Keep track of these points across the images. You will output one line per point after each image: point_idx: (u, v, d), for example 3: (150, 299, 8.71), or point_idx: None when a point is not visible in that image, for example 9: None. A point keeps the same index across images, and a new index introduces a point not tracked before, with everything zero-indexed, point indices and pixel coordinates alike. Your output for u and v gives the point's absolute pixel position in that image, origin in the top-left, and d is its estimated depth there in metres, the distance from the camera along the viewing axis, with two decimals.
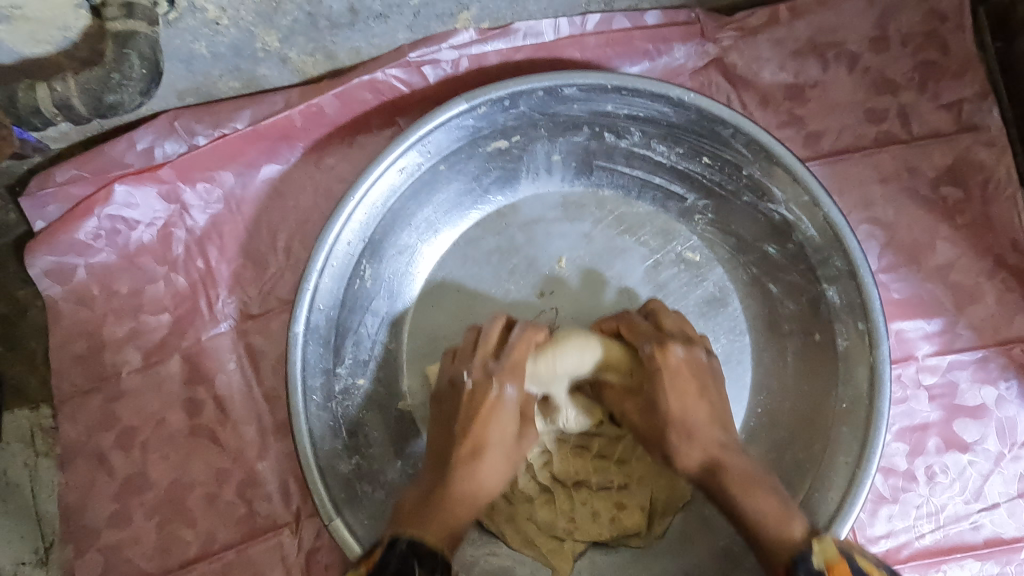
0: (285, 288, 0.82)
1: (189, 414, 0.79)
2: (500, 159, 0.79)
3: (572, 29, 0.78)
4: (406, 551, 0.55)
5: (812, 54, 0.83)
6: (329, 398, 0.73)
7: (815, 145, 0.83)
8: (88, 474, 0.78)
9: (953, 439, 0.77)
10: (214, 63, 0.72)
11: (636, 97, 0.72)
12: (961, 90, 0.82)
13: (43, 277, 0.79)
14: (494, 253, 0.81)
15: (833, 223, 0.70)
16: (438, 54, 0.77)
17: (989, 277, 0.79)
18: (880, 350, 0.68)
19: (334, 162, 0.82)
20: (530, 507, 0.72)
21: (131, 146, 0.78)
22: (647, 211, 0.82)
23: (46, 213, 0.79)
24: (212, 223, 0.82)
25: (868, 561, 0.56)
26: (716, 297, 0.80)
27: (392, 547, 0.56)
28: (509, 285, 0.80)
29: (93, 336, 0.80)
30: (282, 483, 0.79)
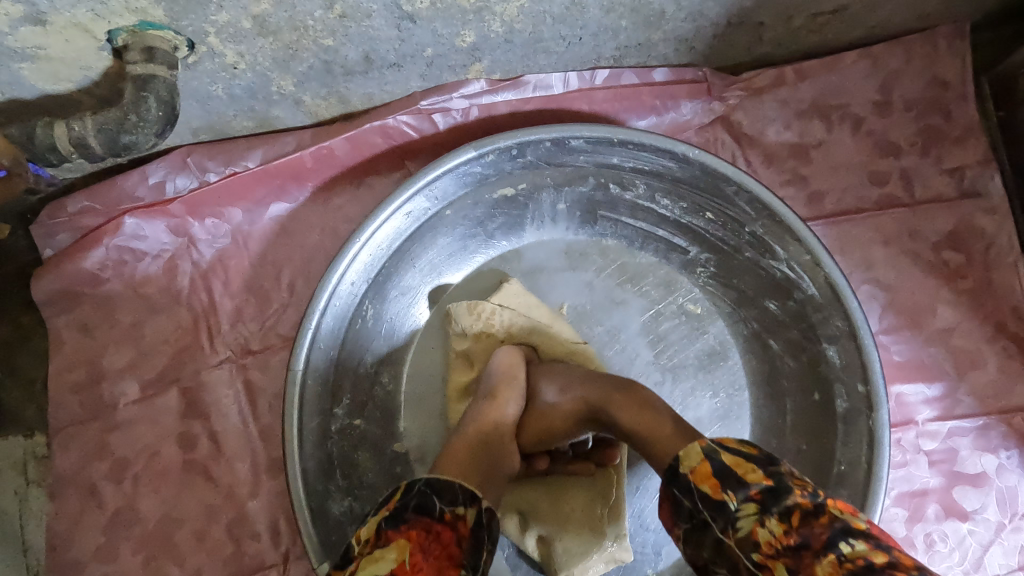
0: (287, 325, 0.82)
1: (183, 448, 0.79)
2: (506, 205, 0.80)
3: (582, 83, 0.80)
4: (426, 490, 0.48)
5: (816, 115, 0.84)
6: (325, 437, 0.72)
7: (817, 205, 0.84)
8: (77, 505, 0.77)
9: (953, 507, 0.76)
10: (230, 104, 0.74)
11: (642, 151, 0.74)
12: (963, 157, 0.83)
13: (48, 304, 0.80)
14: (490, 291, 0.80)
15: (834, 284, 0.70)
16: (449, 103, 0.78)
17: (990, 343, 0.79)
18: (879, 413, 0.67)
19: (342, 203, 0.84)
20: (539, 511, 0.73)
21: (143, 179, 0.79)
22: (650, 261, 0.82)
23: (55, 241, 0.80)
24: (217, 257, 0.82)
25: (738, 451, 0.48)
26: (716, 350, 0.80)
27: (412, 489, 0.48)
28: None
29: (92, 365, 0.80)
30: (273, 523, 0.78)
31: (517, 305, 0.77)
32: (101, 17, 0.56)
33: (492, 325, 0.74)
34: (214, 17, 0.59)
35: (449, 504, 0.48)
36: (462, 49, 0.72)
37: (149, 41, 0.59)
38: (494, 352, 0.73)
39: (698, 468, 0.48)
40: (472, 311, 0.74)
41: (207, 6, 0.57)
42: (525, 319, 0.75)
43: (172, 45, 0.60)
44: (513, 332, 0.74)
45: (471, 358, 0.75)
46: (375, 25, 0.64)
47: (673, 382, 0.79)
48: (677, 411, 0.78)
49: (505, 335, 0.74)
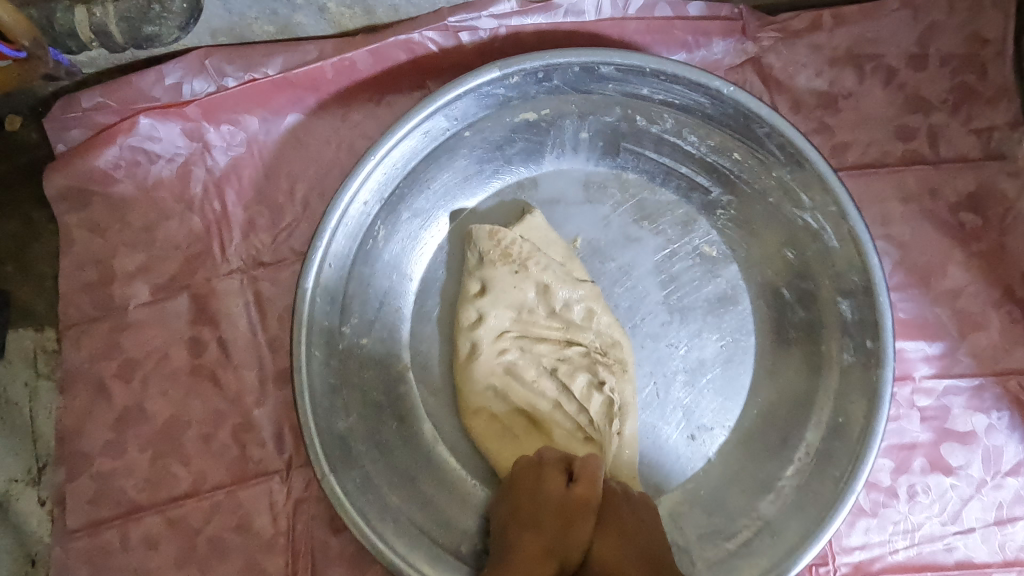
0: (299, 239, 0.82)
1: (191, 353, 0.80)
2: (528, 131, 0.79)
3: (614, 11, 0.78)
4: None
5: (850, 64, 0.83)
6: (332, 353, 0.73)
7: (841, 156, 0.83)
8: (86, 401, 0.79)
9: (939, 461, 0.79)
10: (253, 5, 0.72)
11: (675, 84, 0.72)
12: (993, 118, 0.82)
13: (59, 201, 0.80)
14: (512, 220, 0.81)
15: (857, 237, 0.70)
16: (477, 22, 0.76)
17: (996, 307, 0.80)
18: (885, 370, 0.68)
19: (360, 119, 0.82)
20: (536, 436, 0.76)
21: (160, 79, 0.78)
22: (669, 199, 0.82)
23: (68, 137, 0.79)
24: (232, 165, 0.81)
25: None
26: (728, 294, 0.80)
27: None
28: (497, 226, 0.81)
29: (103, 266, 0.80)
30: (278, 431, 0.80)
31: (536, 236, 0.78)
32: None
33: (510, 251, 0.75)
34: None
35: None
36: None
37: None
38: (507, 279, 0.75)
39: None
40: (492, 237, 0.76)
41: None
42: (542, 252, 0.76)
43: None
44: (530, 263, 0.75)
45: (484, 283, 0.76)
46: None
47: (681, 322, 0.79)
48: (682, 350, 0.79)
49: (522, 263, 0.75)
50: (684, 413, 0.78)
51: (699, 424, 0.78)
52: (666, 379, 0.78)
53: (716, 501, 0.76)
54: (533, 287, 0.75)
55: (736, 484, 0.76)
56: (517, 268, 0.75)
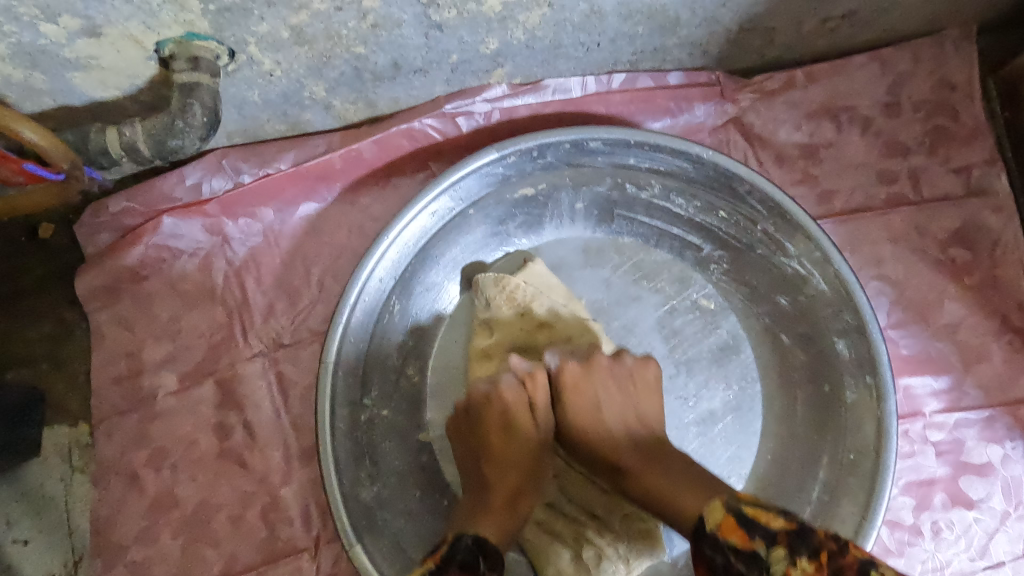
0: (316, 320, 0.86)
1: (218, 437, 0.83)
2: (527, 205, 0.84)
3: (599, 87, 0.84)
4: (472, 546, 0.57)
5: (826, 116, 0.87)
6: (355, 426, 0.76)
7: (828, 203, 0.87)
8: (119, 491, 0.81)
9: (959, 496, 0.79)
10: (265, 109, 0.78)
11: (658, 152, 0.77)
12: (969, 156, 0.85)
13: (90, 300, 0.84)
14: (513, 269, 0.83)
15: (843, 278, 0.73)
16: (472, 106, 0.82)
17: (996, 337, 0.82)
18: (887, 403, 0.71)
19: (368, 203, 0.87)
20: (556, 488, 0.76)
21: (181, 181, 0.84)
22: (664, 259, 0.85)
23: (97, 240, 0.85)
24: (250, 255, 0.86)
25: None
26: (729, 344, 0.82)
27: (458, 543, 0.58)
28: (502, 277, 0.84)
29: (132, 359, 0.84)
30: (304, 509, 0.82)
31: (540, 283, 0.80)
32: (151, 29, 0.60)
33: (515, 296, 0.77)
34: (255, 28, 0.62)
35: (489, 565, 0.56)
36: (486, 55, 0.75)
37: (194, 51, 0.63)
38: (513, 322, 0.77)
39: (723, 521, 0.54)
40: (498, 284, 0.78)
41: (249, 18, 0.61)
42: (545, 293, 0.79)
43: (215, 53, 0.64)
44: (535, 305, 0.77)
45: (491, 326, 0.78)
46: (405, 34, 0.68)
47: (688, 375, 0.81)
48: (691, 403, 0.81)
49: (526, 306, 0.77)
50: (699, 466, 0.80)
51: (715, 474, 0.80)
52: (679, 431, 0.80)
53: None
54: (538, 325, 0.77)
55: None
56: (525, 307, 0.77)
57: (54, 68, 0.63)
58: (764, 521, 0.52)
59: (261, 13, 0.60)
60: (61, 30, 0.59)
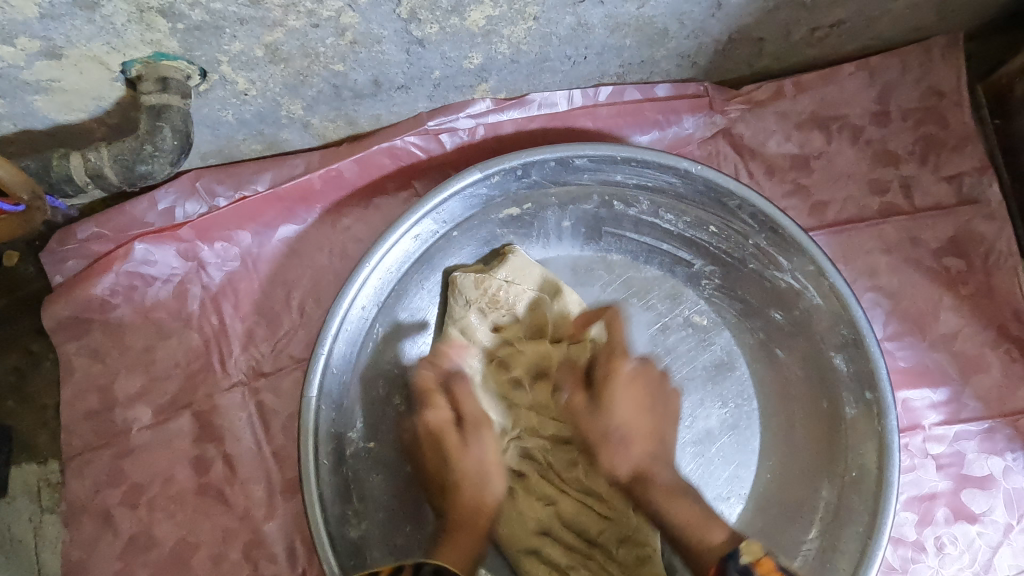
0: (298, 346, 0.83)
1: (197, 471, 0.79)
2: (512, 225, 0.81)
3: (585, 100, 0.82)
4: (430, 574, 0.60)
5: (816, 126, 0.86)
6: (340, 461, 0.72)
7: (820, 215, 0.85)
8: (92, 533, 0.77)
9: (962, 509, 0.78)
10: (240, 129, 0.74)
11: (645, 168, 0.74)
12: (961, 164, 0.84)
13: (57, 331, 0.80)
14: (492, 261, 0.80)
15: (838, 292, 0.71)
16: (455, 123, 0.80)
17: (993, 347, 0.81)
18: (889, 419, 0.68)
19: (349, 223, 0.84)
20: (556, 505, 0.74)
21: (152, 205, 0.81)
22: (654, 275, 0.84)
23: (65, 268, 0.80)
24: (227, 280, 0.82)
25: None
26: (723, 361, 0.81)
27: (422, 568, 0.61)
28: None
29: (104, 392, 0.80)
30: (289, 544, 0.78)
31: (525, 277, 0.78)
32: (116, 49, 0.57)
33: (498, 298, 0.76)
34: (227, 46, 0.59)
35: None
36: (470, 70, 0.73)
37: (162, 71, 0.60)
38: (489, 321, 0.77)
39: (759, 559, 0.60)
40: (479, 286, 0.76)
41: (220, 36, 0.58)
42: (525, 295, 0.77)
43: (185, 74, 0.61)
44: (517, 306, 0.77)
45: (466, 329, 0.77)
46: (385, 50, 0.65)
47: (683, 393, 0.80)
48: (687, 422, 0.79)
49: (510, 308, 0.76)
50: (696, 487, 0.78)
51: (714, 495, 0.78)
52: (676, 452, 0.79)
53: None
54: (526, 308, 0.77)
55: None
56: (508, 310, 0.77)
57: (12, 91, 0.60)
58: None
59: (233, 31, 0.57)
60: (19, 52, 0.55)
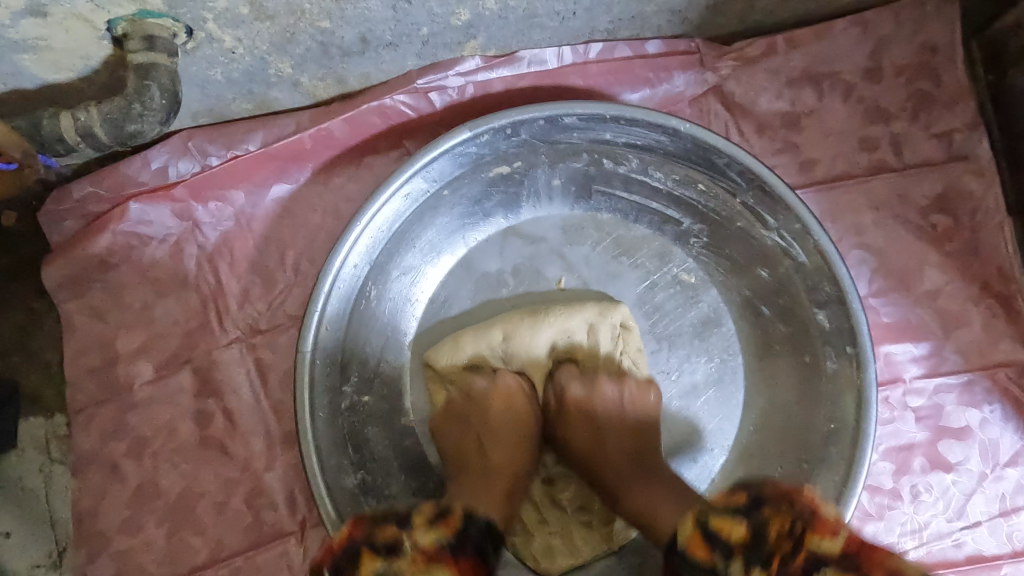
0: (294, 304, 0.84)
1: (198, 425, 0.82)
2: (502, 184, 0.82)
3: (576, 57, 0.81)
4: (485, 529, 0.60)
5: (808, 83, 0.86)
6: (336, 415, 0.74)
7: (809, 172, 0.86)
8: (100, 483, 0.80)
9: (938, 459, 0.80)
10: (229, 87, 0.74)
11: (634, 126, 0.74)
12: (951, 121, 0.84)
13: (57, 290, 0.82)
14: (494, 242, 0.84)
15: (822, 250, 0.72)
16: (445, 81, 0.80)
17: (975, 302, 0.82)
18: (868, 373, 0.70)
19: (342, 182, 0.85)
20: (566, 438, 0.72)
21: (146, 164, 0.81)
22: (644, 233, 0.85)
23: (62, 228, 0.82)
24: (222, 239, 0.84)
25: None
26: (710, 317, 0.83)
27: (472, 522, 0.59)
28: (498, 262, 0.84)
29: (105, 348, 0.82)
30: (289, 493, 0.81)
31: (529, 273, 0.83)
32: (101, 7, 0.57)
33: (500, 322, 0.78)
34: (212, 4, 0.59)
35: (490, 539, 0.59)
36: (457, 26, 0.72)
37: (149, 29, 0.60)
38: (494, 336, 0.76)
39: (690, 535, 0.55)
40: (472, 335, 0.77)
41: None
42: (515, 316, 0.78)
43: (172, 32, 0.61)
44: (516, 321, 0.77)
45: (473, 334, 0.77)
46: (371, 6, 0.65)
47: (670, 349, 0.82)
48: (674, 377, 0.82)
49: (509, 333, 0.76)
50: (683, 439, 0.81)
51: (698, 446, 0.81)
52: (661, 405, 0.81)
53: None
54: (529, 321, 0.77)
55: None
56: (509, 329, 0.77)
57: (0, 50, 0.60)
58: (726, 535, 0.52)
59: None
60: (4, 10, 0.55)
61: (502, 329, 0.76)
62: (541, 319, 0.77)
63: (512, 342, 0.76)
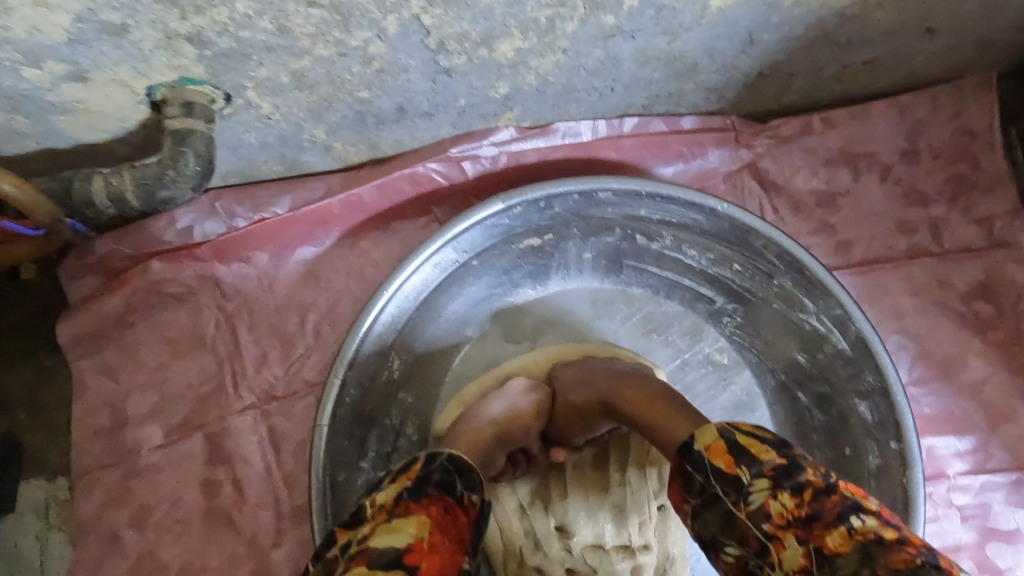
0: (312, 370, 0.82)
1: (205, 494, 0.78)
2: (532, 255, 0.80)
3: (610, 131, 0.81)
4: (448, 465, 0.50)
5: (844, 163, 0.84)
6: (350, 493, 0.71)
7: (846, 253, 0.84)
8: (98, 554, 0.76)
9: (986, 563, 0.76)
10: (262, 150, 0.74)
11: (670, 204, 0.73)
12: (991, 207, 0.82)
13: (71, 347, 0.80)
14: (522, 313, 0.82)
15: (865, 339, 0.70)
16: (479, 150, 0.79)
17: (1022, 396, 0.78)
18: (913, 470, 0.66)
19: (368, 247, 0.83)
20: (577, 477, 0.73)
21: (171, 223, 0.79)
22: (675, 310, 0.82)
23: (82, 284, 0.80)
24: (243, 301, 0.82)
25: None
26: (744, 401, 0.80)
27: (432, 460, 0.50)
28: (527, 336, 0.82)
29: (115, 410, 0.79)
30: (296, 572, 0.77)
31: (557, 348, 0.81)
32: (142, 73, 0.57)
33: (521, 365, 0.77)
34: (253, 73, 0.59)
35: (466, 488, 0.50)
36: (495, 99, 0.72)
37: (188, 96, 0.59)
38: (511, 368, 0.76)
39: (712, 443, 0.49)
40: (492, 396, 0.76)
41: (247, 63, 0.57)
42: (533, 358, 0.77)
43: (210, 98, 0.60)
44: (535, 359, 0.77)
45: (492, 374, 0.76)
46: (411, 79, 0.65)
47: None
48: None
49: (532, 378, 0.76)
50: None
51: None
52: None
53: None
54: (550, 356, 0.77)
55: None
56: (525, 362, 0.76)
57: (38, 112, 0.60)
58: (756, 451, 0.46)
59: (260, 58, 0.57)
60: (45, 75, 0.55)
61: (516, 371, 0.76)
62: (546, 359, 0.76)
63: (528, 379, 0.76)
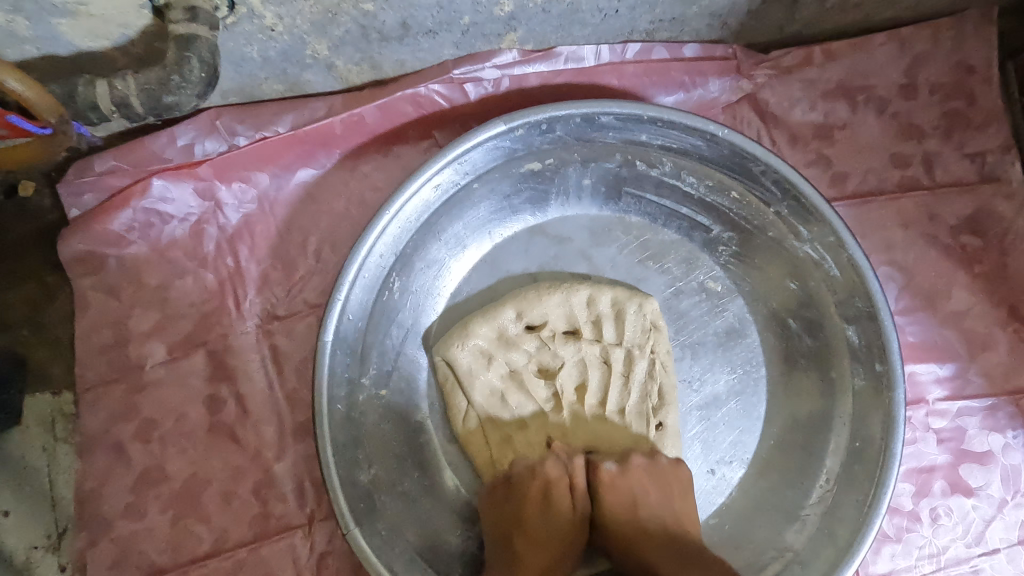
0: (313, 292, 0.83)
1: (209, 410, 0.80)
2: (532, 181, 0.81)
3: (612, 56, 0.81)
4: None
5: (842, 96, 0.85)
6: (352, 407, 0.73)
7: (840, 186, 0.85)
8: (105, 464, 0.78)
9: (958, 483, 0.80)
10: (263, 66, 0.73)
11: (671, 129, 0.74)
12: (984, 142, 0.84)
13: (73, 264, 0.80)
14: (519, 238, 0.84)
15: (857, 265, 0.71)
16: (481, 73, 0.79)
17: (1002, 326, 0.81)
18: (896, 392, 0.70)
19: (368, 171, 0.83)
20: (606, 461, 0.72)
21: (172, 141, 0.79)
22: (673, 238, 0.84)
23: (82, 202, 0.80)
24: (244, 222, 0.82)
25: None
26: (734, 327, 0.82)
27: None
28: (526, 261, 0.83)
29: (118, 326, 0.80)
30: (298, 485, 0.79)
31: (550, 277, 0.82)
32: None
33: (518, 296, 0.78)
34: None
35: None
36: (499, 18, 0.71)
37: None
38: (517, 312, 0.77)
39: None
40: (486, 320, 0.76)
41: None
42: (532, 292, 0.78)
43: (214, 5, 0.60)
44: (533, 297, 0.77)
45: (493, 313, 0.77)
46: None
47: (693, 358, 0.81)
48: (696, 387, 0.80)
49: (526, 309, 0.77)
50: (704, 449, 0.80)
51: (716, 458, 0.80)
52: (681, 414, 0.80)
53: (742, 535, 0.77)
54: (553, 297, 0.77)
55: (760, 517, 0.77)
56: (524, 303, 0.77)
57: (38, 13, 0.59)
58: None
59: None
60: None
61: (514, 304, 0.77)
62: (544, 292, 0.77)
63: (526, 316, 0.77)
